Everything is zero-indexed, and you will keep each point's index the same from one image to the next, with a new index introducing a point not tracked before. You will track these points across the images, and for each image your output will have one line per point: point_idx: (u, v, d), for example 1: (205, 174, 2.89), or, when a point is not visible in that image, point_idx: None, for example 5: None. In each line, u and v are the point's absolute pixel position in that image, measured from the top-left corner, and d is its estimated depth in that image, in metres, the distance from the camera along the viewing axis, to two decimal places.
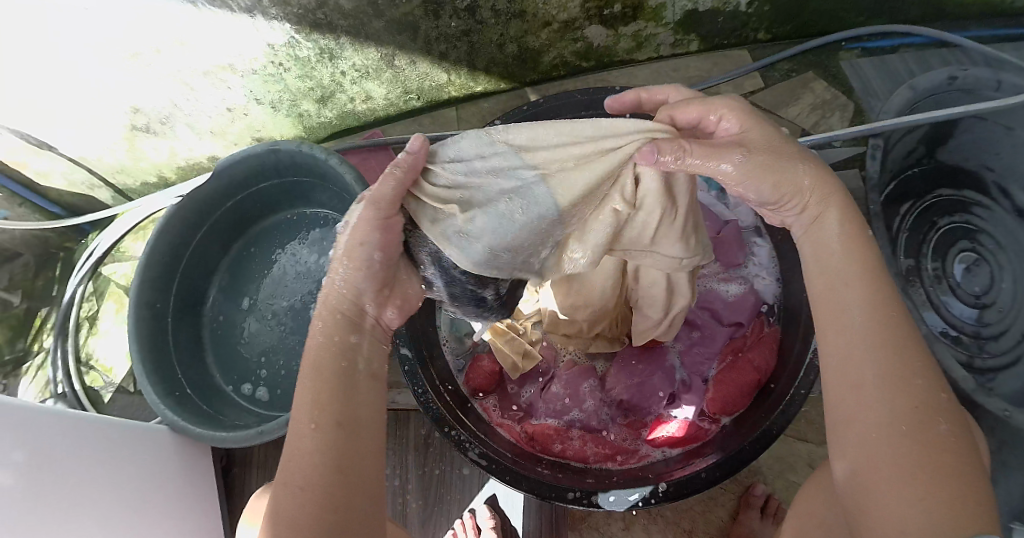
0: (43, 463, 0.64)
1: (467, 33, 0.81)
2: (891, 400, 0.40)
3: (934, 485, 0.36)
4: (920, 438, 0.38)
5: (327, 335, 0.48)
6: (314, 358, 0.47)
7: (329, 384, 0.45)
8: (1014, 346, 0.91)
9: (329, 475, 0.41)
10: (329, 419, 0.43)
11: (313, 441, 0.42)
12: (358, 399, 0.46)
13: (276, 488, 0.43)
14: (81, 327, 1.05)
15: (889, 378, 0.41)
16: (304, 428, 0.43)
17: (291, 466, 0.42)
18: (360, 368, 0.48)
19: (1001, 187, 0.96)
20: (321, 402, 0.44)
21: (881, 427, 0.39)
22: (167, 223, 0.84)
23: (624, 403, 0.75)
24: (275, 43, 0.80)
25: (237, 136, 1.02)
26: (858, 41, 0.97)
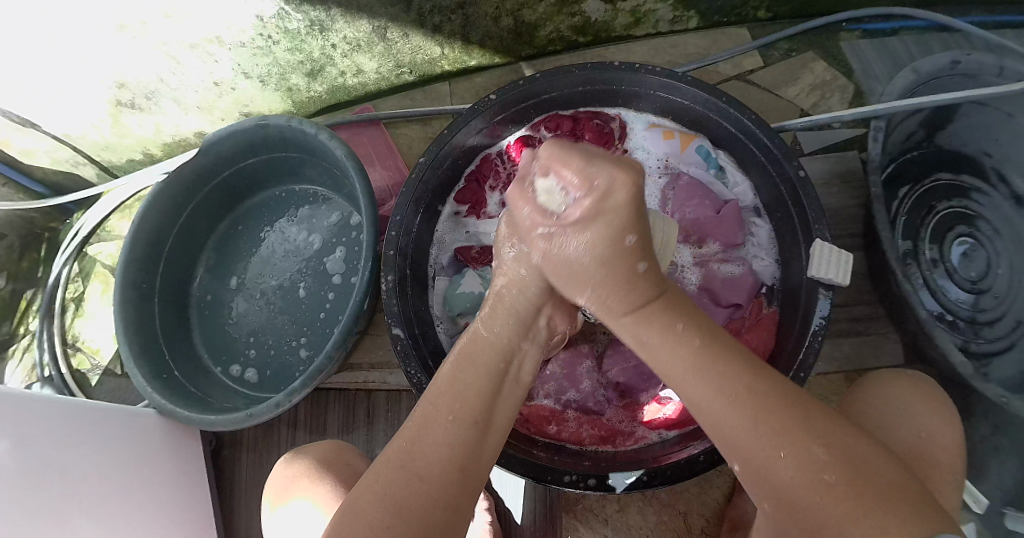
0: (30, 452, 0.62)
1: (462, 6, 0.79)
2: (763, 423, 0.41)
3: (845, 496, 0.37)
4: (815, 452, 0.39)
5: (483, 335, 0.53)
6: (476, 354, 0.51)
7: (481, 382, 0.49)
8: (1009, 332, 0.90)
9: (452, 471, 0.44)
10: (470, 415, 0.47)
11: (448, 433, 0.45)
12: (499, 408, 0.50)
13: (381, 467, 0.45)
14: (67, 308, 1.03)
15: (759, 412, 0.41)
16: (439, 416, 0.46)
17: (416, 452, 0.44)
18: (511, 373, 0.53)
19: (999, 173, 0.94)
20: (463, 397, 0.48)
21: (777, 461, 0.40)
22: (152, 201, 0.81)
23: (621, 385, 0.74)
24: (264, 15, 0.78)
25: (225, 112, 1.00)
26: (859, 21, 0.96)
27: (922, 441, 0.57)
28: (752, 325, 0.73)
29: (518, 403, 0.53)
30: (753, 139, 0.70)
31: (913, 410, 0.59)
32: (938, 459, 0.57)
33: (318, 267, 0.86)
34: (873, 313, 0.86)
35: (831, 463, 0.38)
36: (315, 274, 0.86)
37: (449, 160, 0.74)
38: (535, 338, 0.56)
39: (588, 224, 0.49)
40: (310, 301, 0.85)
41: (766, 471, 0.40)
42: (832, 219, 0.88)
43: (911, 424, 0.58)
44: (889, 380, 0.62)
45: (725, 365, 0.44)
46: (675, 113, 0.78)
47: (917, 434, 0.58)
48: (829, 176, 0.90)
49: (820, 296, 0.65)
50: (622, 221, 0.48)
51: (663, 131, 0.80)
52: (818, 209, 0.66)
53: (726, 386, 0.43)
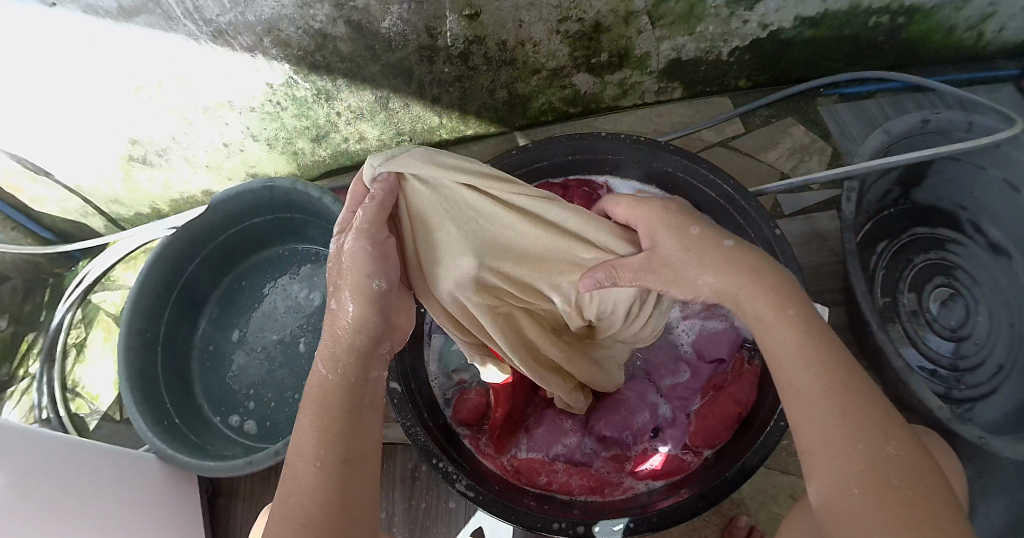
0: (28, 487, 0.64)
1: (460, 79, 0.84)
2: (846, 420, 0.44)
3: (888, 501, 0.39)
4: (880, 458, 0.42)
5: (326, 378, 0.52)
6: (326, 397, 0.50)
7: (337, 417, 0.49)
8: (990, 377, 0.94)
9: (331, 510, 0.44)
10: (337, 453, 0.47)
11: (315, 478, 0.45)
12: (364, 431, 0.49)
13: (269, 527, 0.45)
14: (69, 353, 1.05)
15: (850, 408, 0.44)
16: (307, 467, 0.46)
17: (292, 505, 0.45)
18: (366, 401, 0.52)
19: (975, 225, 0.99)
20: (329, 438, 0.47)
21: (850, 456, 0.42)
22: (162, 252, 0.85)
23: (608, 437, 0.76)
24: (273, 82, 0.83)
25: (232, 171, 1.04)
26: (835, 86, 1.01)
27: None
28: (735, 378, 0.75)
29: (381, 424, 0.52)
30: (733, 207, 0.75)
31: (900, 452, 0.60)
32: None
33: (319, 323, 0.89)
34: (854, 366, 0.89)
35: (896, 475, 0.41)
36: (316, 330, 0.89)
37: None
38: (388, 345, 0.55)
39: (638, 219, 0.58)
40: (311, 355, 0.88)
41: (827, 462, 0.43)
42: (812, 277, 0.92)
43: None
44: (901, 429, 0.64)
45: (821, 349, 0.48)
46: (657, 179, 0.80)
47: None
48: (808, 236, 0.94)
49: None
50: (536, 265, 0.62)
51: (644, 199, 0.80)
52: (794, 267, 0.70)
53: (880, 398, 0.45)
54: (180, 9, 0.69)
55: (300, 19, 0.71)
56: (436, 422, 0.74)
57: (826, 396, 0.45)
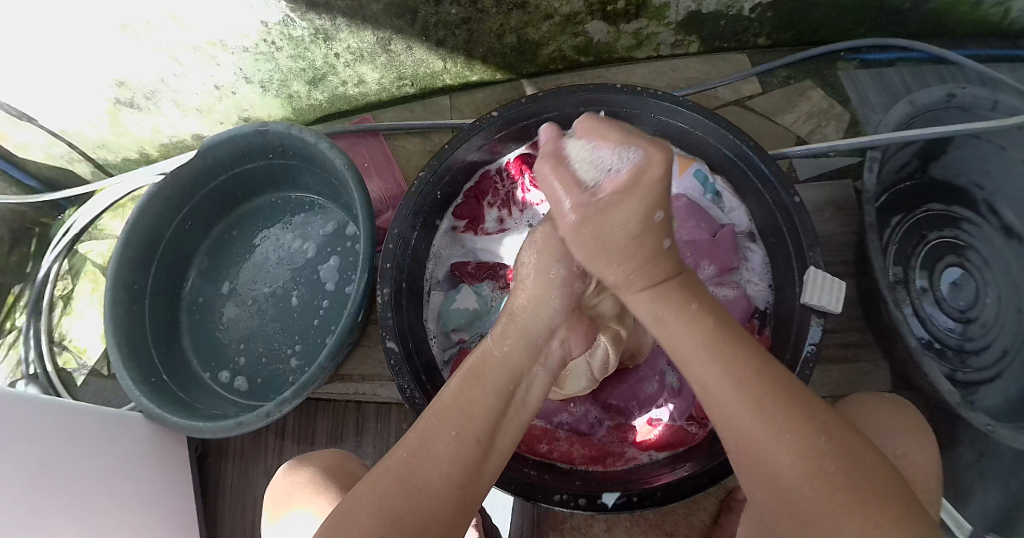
0: (15, 452, 0.61)
1: (466, 21, 0.79)
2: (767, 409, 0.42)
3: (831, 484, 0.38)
4: (816, 441, 0.40)
5: (493, 353, 0.52)
6: (487, 372, 0.50)
7: (489, 401, 0.48)
8: (995, 361, 0.91)
9: (452, 488, 0.43)
10: (474, 434, 0.46)
11: (450, 449, 0.45)
12: (503, 427, 0.49)
13: (380, 473, 0.45)
14: (55, 306, 1.01)
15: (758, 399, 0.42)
16: (442, 432, 0.46)
17: (415, 464, 0.44)
18: (518, 396, 0.51)
19: (990, 206, 0.96)
20: (471, 413, 0.47)
21: (803, 442, 0.40)
22: (148, 202, 0.81)
23: (612, 406, 0.74)
24: (269, 21, 0.78)
25: (224, 116, 0.99)
26: (857, 52, 0.96)
27: (899, 462, 0.57)
28: None
29: (524, 426, 0.51)
30: (750, 165, 0.70)
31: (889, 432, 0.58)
32: (914, 481, 0.56)
33: (312, 276, 0.86)
34: (863, 341, 0.86)
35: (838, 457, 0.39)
36: (309, 283, 0.86)
37: (450, 175, 0.74)
38: (547, 363, 0.54)
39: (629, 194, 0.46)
40: (304, 308, 0.85)
41: (763, 458, 0.41)
42: (825, 247, 0.89)
43: (887, 443, 0.58)
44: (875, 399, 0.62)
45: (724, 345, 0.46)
46: (673, 137, 0.78)
47: (892, 454, 0.58)
48: (823, 204, 0.90)
49: (812, 323, 0.64)
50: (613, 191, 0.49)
51: None
52: (812, 235, 0.66)
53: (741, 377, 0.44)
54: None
55: None
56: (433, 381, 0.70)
57: (744, 394, 0.43)
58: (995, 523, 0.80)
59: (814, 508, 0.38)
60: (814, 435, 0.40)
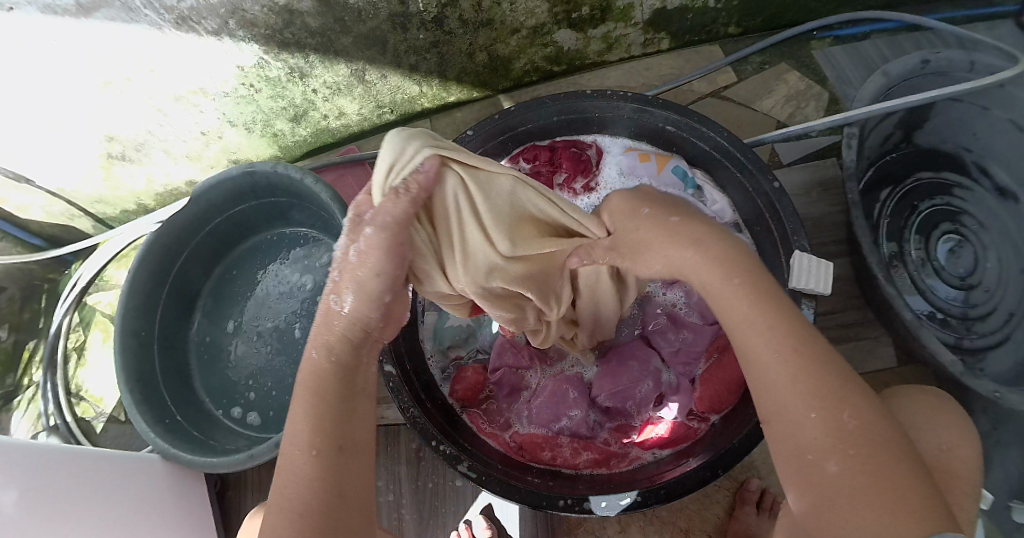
0: (35, 499, 0.63)
1: (436, 44, 0.81)
2: (815, 410, 0.38)
3: (865, 474, 0.36)
4: (848, 428, 0.37)
5: (332, 340, 0.48)
6: (325, 370, 0.46)
7: (334, 401, 0.44)
8: (1002, 325, 0.90)
9: (329, 501, 0.40)
10: (332, 442, 0.42)
11: (312, 467, 0.41)
12: (356, 419, 0.45)
13: (270, 516, 0.41)
14: (69, 358, 1.03)
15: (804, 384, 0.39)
16: (300, 453, 0.42)
17: (285, 494, 0.40)
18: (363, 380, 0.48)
19: (980, 166, 0.95)
20: (320, 425, 0.43)
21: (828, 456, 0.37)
22: (147, 249, 0.83)
23: (612, 408, 0.75)
24: (245, 64, 0.80)
25: (213, 159, 1.01)
26: (829, 29, 0.97)
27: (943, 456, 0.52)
28: None
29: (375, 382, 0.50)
30: (728, 156, 0.71)
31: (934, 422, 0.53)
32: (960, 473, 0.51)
33: (313, 307, 0.88)
34: (862, 319, 0.86)
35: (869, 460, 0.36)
36: (310, 314, 0.88)
37: None
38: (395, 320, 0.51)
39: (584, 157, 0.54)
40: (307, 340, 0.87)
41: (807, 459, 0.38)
42: (815, 228, 0.88)
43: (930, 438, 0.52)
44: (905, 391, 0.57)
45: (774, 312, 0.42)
46: (651, 136, 0.78)
47: (937, 448, 0.52)
48: (809, 185, 0.90)
49: (804, 306, 0.65)
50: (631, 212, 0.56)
51: (639, 154, 0.78)
52: (797, 219, 0.67)
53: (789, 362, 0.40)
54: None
55: None
56: (434, 401, 0.72)
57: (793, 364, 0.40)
58: (1017, 489, 0.80)
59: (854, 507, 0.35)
60: (840, 414, 0.38)
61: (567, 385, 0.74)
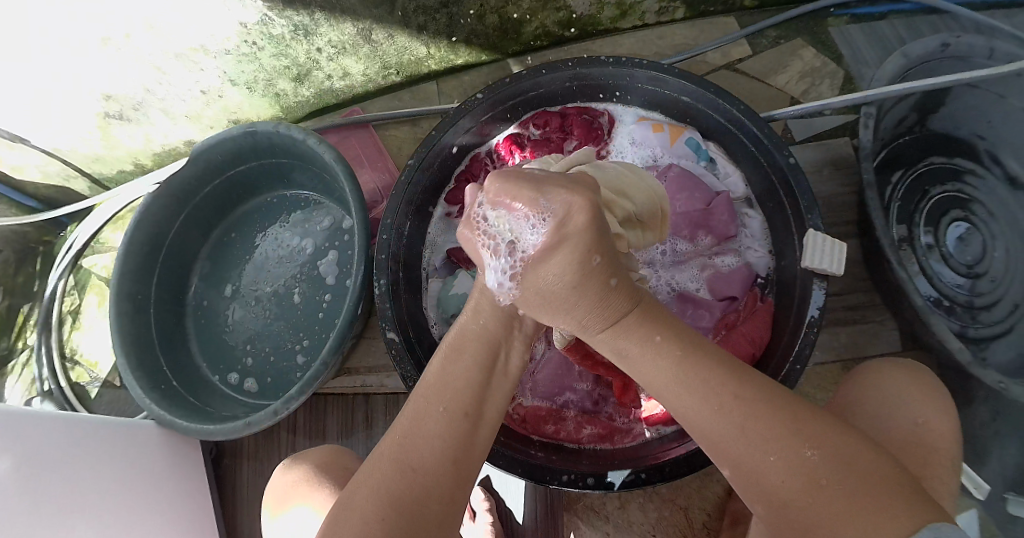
0: (31, 467, 0.63)
1: (446, 5, 0.78)
2: (750, 431, 0.39)
3: (850, 510, 0.35)
4: (798, 438, 0.38)
5: (472, 325, 0.47)
6: (466, 345, 0.46)
7: (472, 373, 0.45)
8: (1006, 316, 0.89)
9: (446, 464, 0.42)
10: (460, 408, 0.43)
11: (441, 426, 0.43)
12: (493, 395, 0.46)
13: (377, 456, 0.43)
14: (64, 322, 1.02)
15: (742, 417, 0.39)
16: (431, 410, 0.43)
17: (408, 447, 0.42)
18: (502, 364, 0.47)
19: (993, 155, 0.94)
20: (455, 388, 0.44)
21: (773, 473, 0.38)
22: (143, 212, 0.81)
23: (619, 382, 0.72)
24: (247, 21, 0.78)
25: (213, 120, 0.99)
26: (846, 7, 0.95)
27: (919, 430, 0.56)
28: (747, 317, 0.71)
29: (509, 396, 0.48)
30: (743, 128, 0.69)
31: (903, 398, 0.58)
32: (937, 448, 0.55)
33: (312, 271, 0.86)
34: (870, 302, 0.84)
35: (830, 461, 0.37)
36: (309, 279, 0.86)
37: (439, 160, 0.73)
38: (525, 327, 0.49)
39: (552, 252, 0.40)
40: (305, 306, 0.85)
41: (755, 476, 0.39)
42: (825, 207, 0.87)
43: (905, 415, 0.57)
44: (887, 369, 0.61)
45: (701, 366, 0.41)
46: (664, 106, 0.77)
47: (913, 423, 0.56)
48: (821, 164, 0.88)
49: (815, 287, 0.64)
50: (589, 239, 0.40)
51: (652, 125, 0.77)
52: (811, 198, 0.65)
53: (704, 392, 0.41)
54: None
55: None
56: None
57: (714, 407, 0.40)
58: (1013, 481, 0.80)
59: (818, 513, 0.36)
60: (800, 446, 0.38)
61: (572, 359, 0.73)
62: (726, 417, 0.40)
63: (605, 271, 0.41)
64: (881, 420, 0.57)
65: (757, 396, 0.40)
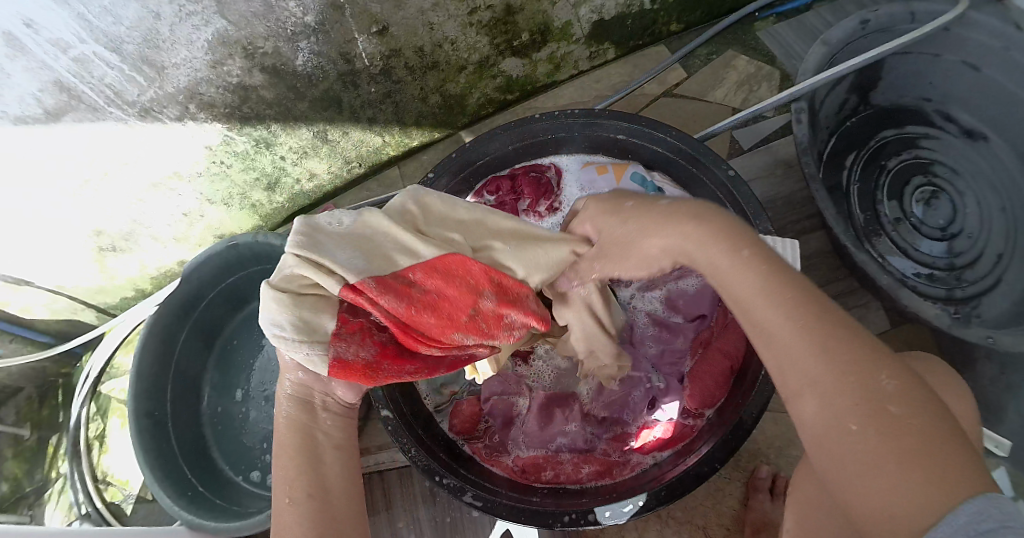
0: None
1: (388, 95, 0.85)
2: (816, 350, 0.36)
3: (904, 457, 0.31)
4: (867, 385, 0.34)
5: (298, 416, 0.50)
6: (291, 435, 0.48)
7: (303, 459, 0.47)
8: (992, 268, 0.90)
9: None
10: (304, 488, 0.45)
11: (297, 513, 0.44)
12: (331, 470, 0.47)
13: None
14: (92, 446, 1.06)
15: (821, 339, 0.37)
16: (282, 503, 0.45)
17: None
18: (324, 438, 0.49)
19: (944, 113, 0.97)
20: (296, 475, 0.46)
21: (830, 391, 0.35)
22: (148, 335, 0.85)
23: (607, 419, 0.76)
24: (211, 144, 0.83)
25: (200, 238, 1.05)
26: (770, 8, 0.99)
27: None
28: (721, 330, 0.74)
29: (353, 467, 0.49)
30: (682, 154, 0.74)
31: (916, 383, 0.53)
32: None
33: None
34: (847, 289, 0.87)
35: (874, 431, 0.33)
36: None
37: None
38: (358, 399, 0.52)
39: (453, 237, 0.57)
40: None
41: (806, 394, 0.36)
42: (786, 208, 0.90)
43: None
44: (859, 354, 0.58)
45: (791, 291, 0.40)
46: (604, 147, 0.81)
47: None
48: (773, 166, 0.92)
49: None
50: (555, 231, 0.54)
51: (596, 167, 0.81)
52: (755, 204, 0.68)
53: (785, 306, 0.39)
54: (102, 99, 0.70)
55: (215, 78, 0.73)
56: (433, 435, 0.74)
57: (805, 324, 0.37)
58: None
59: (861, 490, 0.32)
60: (871, 376, 0.34)
61: (556, 406, 0.77)
62: (801, 337, 0.37)
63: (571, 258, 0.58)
64: None
65: (853, 327, 0.37)
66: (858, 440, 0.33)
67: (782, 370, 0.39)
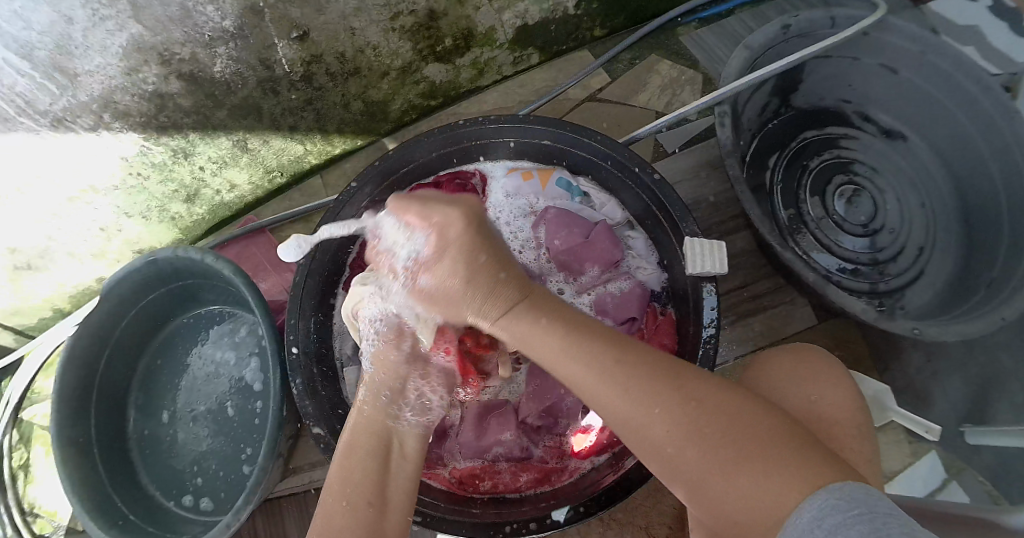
0: None
1: (310, 102, 0.83)
2: (636, 387, 0.43)
3: (747, 466, 0.38)
4: (690, 408, 0.42)
5: (360, 423, 0.54)
6: (360, 441, 0.53)
7: (367, 463, 0.51)
8: (914, 260, 0.96)
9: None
10: (366, 498, 0.48)
11: (352, 519, 0.46)
12: (391, 484, 0.50)
13: None
14: (16, 478, 0.99)
15: (623, 380, 0.44)
16: (336, 507, 0.47)
17: (326, 537, 0.45)
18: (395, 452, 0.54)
19: (863, 114, 1.02)
20: (355, 481, 0.49)
21: (655, 424, 0.42)
22: (69, 357, 0.80)
23: (541, 425, 0.75)
24: (127, 155, 0.80)
25: (119, 253, 1.00)
26: (692, 13, 1.01)
27: (818, 407, 0.59)
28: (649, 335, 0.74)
29: (415, 476, 0.54)
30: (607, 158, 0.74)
31: (801, 379, 0.61)
32: (840, 418, 0.58)
33: (239, 382, 0.88)
34: (775, 285, 0.89)
35: (718, 417, 0.41)
36: (240, 390, 0.88)
37: (329, 255, 0.75)
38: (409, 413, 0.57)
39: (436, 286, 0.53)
40: (240, 416, 0.87)
41: (645, 433, 0.43)
42: (711, 210, 0.91)
43: (800, 391, 0.61)
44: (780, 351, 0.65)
45: (586, 346, 0.46)
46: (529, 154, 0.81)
47: (808, 401, 0.60)
48: (699, 167, 0.93)
49: (705, 290, 0.68)
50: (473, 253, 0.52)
51: (522, 173, 0.82)
52: (681, 207, 0.69)
53: (589, 362, 0.45)
54: (12, 108, 0.65)
55: (131, 86, 0.69)
56: None
57: (608, 367, 0.44)
58: (964, 415, 0.84)
59: (698, 467, 0.40)
60: (684, 401, 0.42)
61: (491, 415, 0.75)
62: (617, 381, 0.44)
63: (489, 266, 0.51)
64: (785, 400, 0.60)
65: (652, 367, 0.44)
66: (702, 459, 0.40)
67: (617, 414, 0.44)
